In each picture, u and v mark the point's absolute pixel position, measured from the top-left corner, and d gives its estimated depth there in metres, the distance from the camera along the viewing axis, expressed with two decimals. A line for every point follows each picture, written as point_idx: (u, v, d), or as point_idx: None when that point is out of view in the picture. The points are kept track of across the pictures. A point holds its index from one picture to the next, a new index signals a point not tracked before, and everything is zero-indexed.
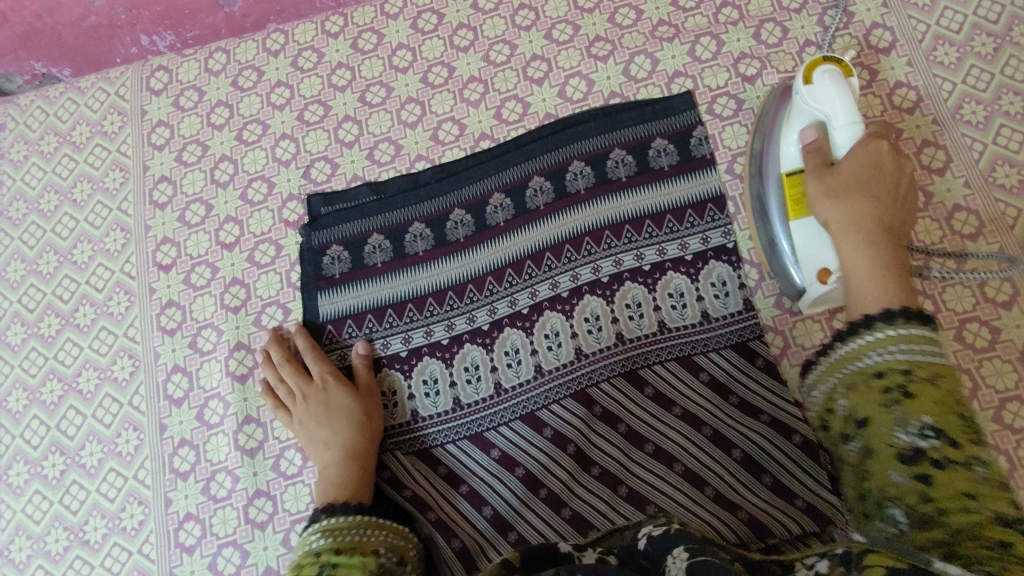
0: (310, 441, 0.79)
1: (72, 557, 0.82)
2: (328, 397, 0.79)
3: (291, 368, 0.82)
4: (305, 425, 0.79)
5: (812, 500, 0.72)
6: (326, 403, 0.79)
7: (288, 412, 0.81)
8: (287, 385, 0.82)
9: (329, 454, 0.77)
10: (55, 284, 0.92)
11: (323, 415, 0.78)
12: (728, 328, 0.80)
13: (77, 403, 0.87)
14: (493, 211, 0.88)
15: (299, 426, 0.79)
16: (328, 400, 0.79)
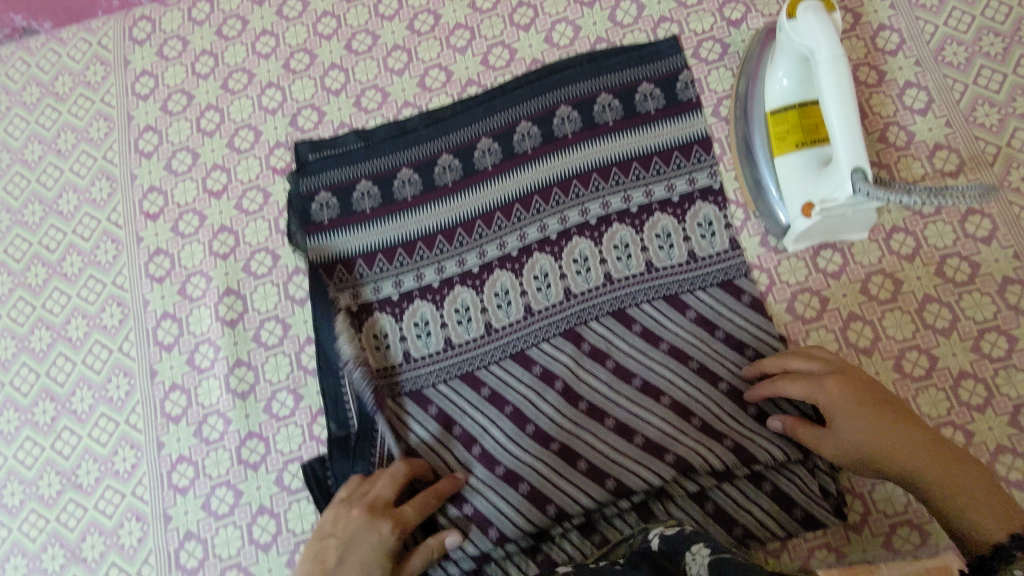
0: (321, 556, 0.66)
1: (65, 501, 0.82)
2: (379, 553, 0.67)
3: (397, 482, 0.71)
4: (337, 545, 0.66)
5: None
6: (372, 556, 0.66)
7: (341, 507, 0.69)
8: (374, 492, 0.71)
9: None
10: (41, 234, 0.92)
11: (355, 553, 0.66)
12: (714, 266, 0.81)
13: (66, 350, 0.87)
14: (481, 156, 0.87)
15: (331, 532, 0.67)
16: (373, 539, 0.67)
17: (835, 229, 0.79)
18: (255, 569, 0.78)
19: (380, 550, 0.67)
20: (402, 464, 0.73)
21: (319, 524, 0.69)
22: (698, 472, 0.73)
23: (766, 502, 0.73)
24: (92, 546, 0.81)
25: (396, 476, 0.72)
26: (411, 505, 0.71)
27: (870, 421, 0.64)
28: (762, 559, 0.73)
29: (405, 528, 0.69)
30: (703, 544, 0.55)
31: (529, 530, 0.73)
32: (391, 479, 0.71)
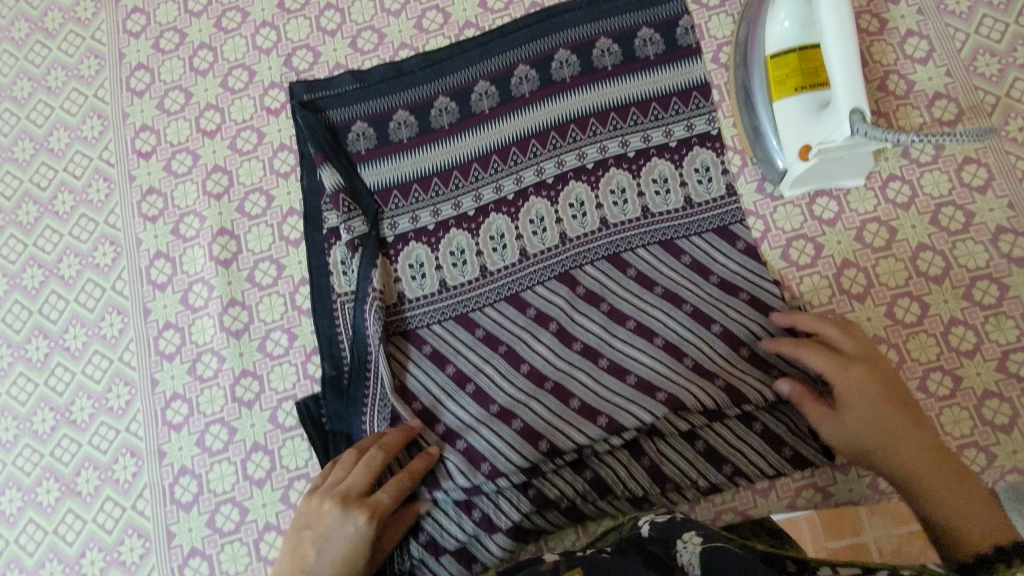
0: (299, 549, 0.67)
1: (59, 436, 0.81)
2: (354, 544, 0.66)
3: (371, 471, 0.70)
4: (311, 539, 0.66)
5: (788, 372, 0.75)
6: (348, 548, 0.66)
7: (316, 498, 0.69)
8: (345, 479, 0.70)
9: None
10: (32, 171, 0.90)
11: (329, 546, 0.66)
12: (711, 212, 0.81)
13: (59, 288, 0.86)
14: (478, 99, 0.87)
15: (307, 525, 0.68)
16: (346, 529, 0.67)
17: (831, 175, 0.79)
18: (250, 504, 0.78)
19: (354, 542, 0.66)
20: (377, 450, 0.71)
21: (297, 514, 0.69)
22: (689, 413, 0.74)
23: (755, 441, 0.74)
24: (87, 481, 0.80)
25: (371, 464, 0.70)
26: (388, 492, 0.70)
27: (884, 404, 0.65)
28: (750, 497, 0.75)
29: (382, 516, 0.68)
30: (696, 531, 0.54)
31: (521, 465, 0.73)
32: (365, 468, 0.70)
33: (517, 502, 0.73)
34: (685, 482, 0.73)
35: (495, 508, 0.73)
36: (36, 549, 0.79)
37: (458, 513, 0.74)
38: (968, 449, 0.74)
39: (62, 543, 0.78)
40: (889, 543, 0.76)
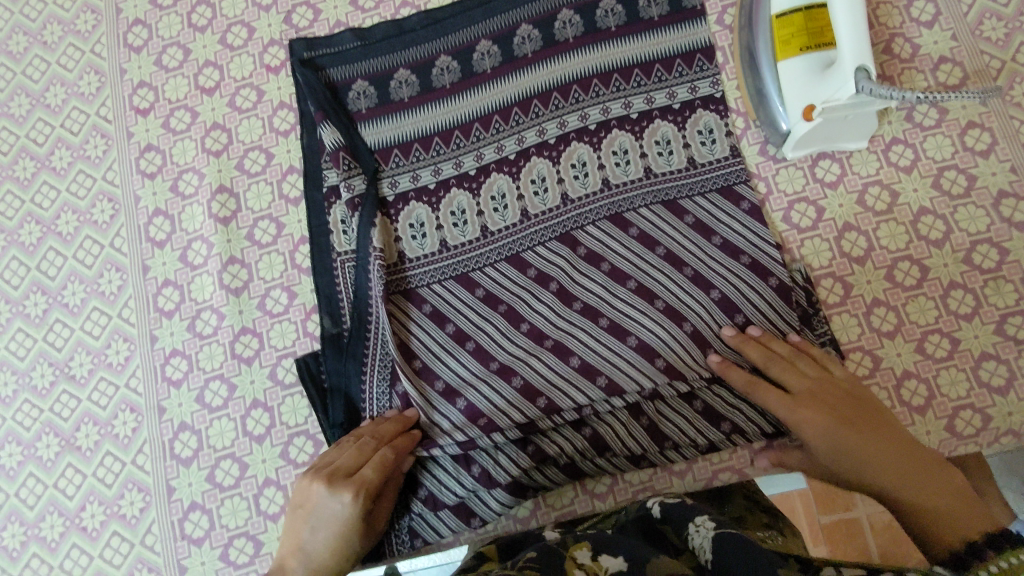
0: (292, 529, 0.66)
1: (59, 391, 0.82)
2: (343, 522, 0.65)
3: (361, 452, 0.69)
4: (302, 519, 0.66)
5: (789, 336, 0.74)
6: (338, 527, 0.65)
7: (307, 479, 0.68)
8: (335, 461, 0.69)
9: (296, 565, 0.64)
10: (29, 127, 0.89)
11: (318, 524, 0.65)
12: (714, 173, 0.80)
13: (56, 245, 0.85)
14: (479, 58, 0.85)
15: (298, 505, 0.67)
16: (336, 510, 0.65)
17: (835, 136, 0.78)
18: (250, 459, 0.78)
19: (343, 520, 0.65)
20: (371, 437, 0.71)
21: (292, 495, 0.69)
22: (688, 374, 0.73)
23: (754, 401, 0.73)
24: (86, 436, 0.80)
25: (363, 447, 0.69)
26: (373, 468, 0.68)
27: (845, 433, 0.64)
28: (746, 456, 0.76)
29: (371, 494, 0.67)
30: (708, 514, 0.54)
31: (520, 422, 0.73)
32: (357, 450, 0.69)
33: (516, 457, 0.73)
34: (684, 441, 0.74)
35: (492, 463, 0.74)
36: (36, 503, 0.79)
37: (457, 468, 0.74)
38: (963, 411, 0.74)
39: (62, 496, 0.79)
40: (880, 520, 0.76)
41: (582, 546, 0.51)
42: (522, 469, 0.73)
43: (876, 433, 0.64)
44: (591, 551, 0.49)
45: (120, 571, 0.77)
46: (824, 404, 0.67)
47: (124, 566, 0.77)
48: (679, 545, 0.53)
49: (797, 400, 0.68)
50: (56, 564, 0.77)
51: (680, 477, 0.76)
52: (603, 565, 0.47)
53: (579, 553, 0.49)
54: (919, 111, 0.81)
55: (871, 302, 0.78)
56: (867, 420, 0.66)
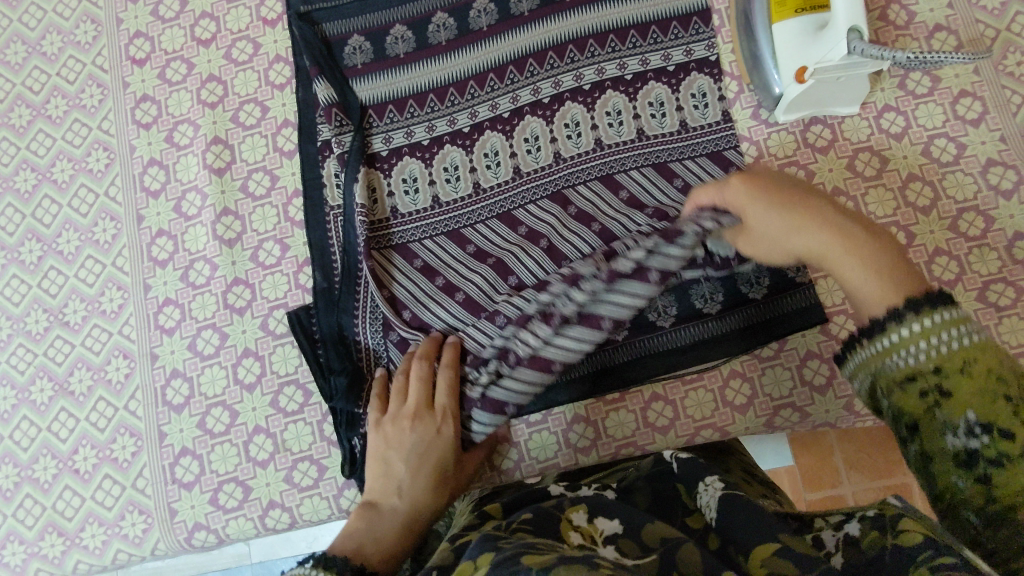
0: (386, 470, 0.69)
1: (53, 337, 0.83)
2: (436, 449, 0.69)
3: (425, 381, 0.71)
4: (395, 455, 0.69)
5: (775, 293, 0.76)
6: (433, 453, 0.69)
7: (387, 424, 0.71)
8: (403, 395, 0.72)
9: (396, 497, 0.67)
10: (25, 75, 0.89)
11: (411, 457, 0.69)
12: (705, 137, 0.81)
13: (52, 193, 0.86)
14: (475, 16, 0.85)
15: (388, 446, 0.70)
16: (428, 439, 0.69)
17: (826, 98, 0.79)
18: (240, 408, 0.79)
19: (437, 447, 0.69)
20: (422, 360, 0.72)
21: (375, 441, 0.71)
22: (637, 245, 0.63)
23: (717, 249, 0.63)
24: (80, 381, 0.81)
25: (421, 376, 0.71)
26: (446, 393, 0.70)
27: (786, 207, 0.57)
28: (728, 414, 0.76)
29: (452, 417, 0.70)
30: (720, 478, 0.56)
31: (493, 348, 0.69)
32: (419, 380, 0.71)
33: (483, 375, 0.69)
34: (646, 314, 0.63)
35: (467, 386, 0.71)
36: (30, 445, 0.81)
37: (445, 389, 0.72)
38: None
39: (55, 440, 0.80)
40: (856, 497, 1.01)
41: (578, 508, 0.54)
42: (489, 380, 0.69)
43: (824, 207, 0.57)
44: (586, 514, 0.53)
45: (112, 513, 0.78)
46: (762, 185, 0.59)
47: (115, 509, 0.78)
48: (686, 508, 0.57)
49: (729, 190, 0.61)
50: (49, 505, 0.79)
51: (662, 432, 0.77)
52: (599, 528, 0.51)
53: (574, 516, 0.53)
54: (912, 79, 0.81)
55: None
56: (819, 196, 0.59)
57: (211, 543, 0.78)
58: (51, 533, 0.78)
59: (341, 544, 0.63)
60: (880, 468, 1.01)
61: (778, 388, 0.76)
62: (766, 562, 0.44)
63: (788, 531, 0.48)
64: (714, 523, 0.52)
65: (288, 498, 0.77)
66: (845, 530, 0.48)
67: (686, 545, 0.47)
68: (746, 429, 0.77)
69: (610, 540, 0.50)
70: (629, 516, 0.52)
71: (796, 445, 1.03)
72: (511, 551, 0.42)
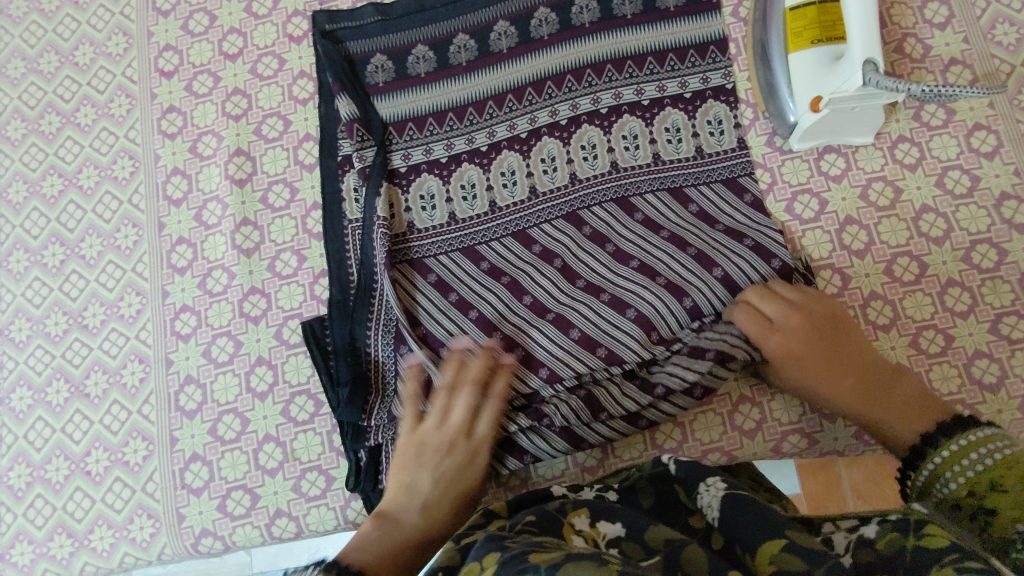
0: (414, 481, 0.69)
1: (71, 339, 0.84)
2: (468, 473, 0.70)
3: (473, 403, 0.72)
4: (426, 470, 0.69)
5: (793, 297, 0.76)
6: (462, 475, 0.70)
7: (423, 436, 0.71)
8: (445, 412, 0.72)
9: (418, 512, 0.67)
10: (56, 84, 0.92)
11: (444, 476, 0.69)
12: (720, 164, 0.81)
13: (77, 198, 0.88)
14: (496, 38, 0.87)
15: (422, 458, 0.70)
16: (462, 462, 0.70)
17: (840, 128, 0.79)
18: (251, 415, 0.80)
19: (468, 472, 0.70)
20: (474, 383, 0.73)
21: (405, 450, 0.71)
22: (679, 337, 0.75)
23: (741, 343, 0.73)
24: (95, 384, 0.83)
25: (472, 398, 0.72)
26: (489, 421, 0.72)
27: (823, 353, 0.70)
28: (736, 438, 0.76)
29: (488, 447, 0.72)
30: (719, 477, 0.57)
31: (523, 391, 0.75)
32: (467, 404, 0.72)
33: (513, 418, 0.75)
34: (681, 396, 0.73)
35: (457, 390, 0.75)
36: (44, 446, 0.82)
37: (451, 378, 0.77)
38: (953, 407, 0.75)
39: (69, 441, 0.81)
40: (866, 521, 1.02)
41: (583, 511, 0.56)
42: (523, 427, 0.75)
43: (848, 359, 0.70)
44: (590, 517, 0.55)
45: (121, 516, 0.79)
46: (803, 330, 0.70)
47: (124, 511, 0.79)
48: (687, 508, 0.59)
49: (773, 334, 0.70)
50: (59, 506, 0.80)
51: (670, 453, 0.77)
52: (602, 532, 0.53)
53: (578, 520, 0.55)
54: (926, 111, 0.82)
55: (868, 294, 0.79)
56: (816, 343, 0.70)
57: (217, 550, 0.78)
58: (60, 533, 0.79)
59: (355, 551, 0.62)
60: (886, 499, 0.99)
61: (786, 413, 0.76)
62: (773, 559, 0.46)
63: (791, 527, 0.49)
64: (717, 522, 0.53)
65: (295, 507, 0.77)
66: (860, 532, 0.50)
67: (691, 544, 0.48)
68: (754, 455, 0.76)
69: (613, 543, 0.52)
70: (631, 520, 0.54)
71: (800, 470, 1.05)
72: (518, 549, 0.44)
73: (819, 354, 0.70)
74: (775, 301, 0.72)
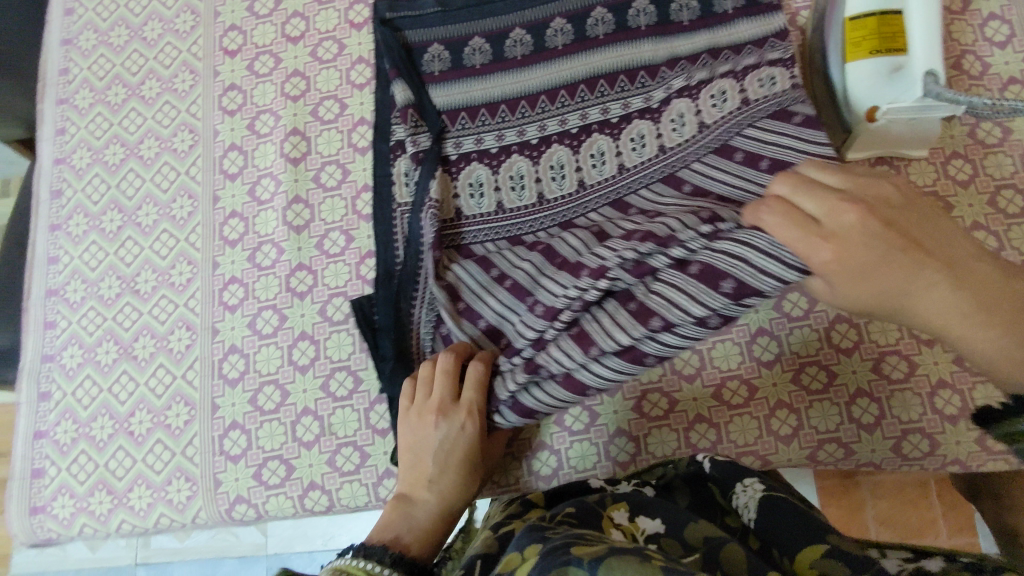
0: (415, 459, 0.73)
1: (123, 303, 0.87)
2: (460, 443, 0.71)
3: (450, 377, 0.72)
4: (421, 448, 0.72)
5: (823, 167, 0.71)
6: (455, 447, 0.72)
7: (414, 415, 0.73)
8: (428, 390, 0.73)
9: (426, 489, 0.71)
10: (124, 57, 0.95)
11: (438, 452, 0.71)
12: (771, 98, 0.76)
13: (137, 167, 0.91)
14: (553, 35, 0.88)
15: (416, 437, 0.73)
16: (450, 435, 0.71)
17: (894, 140, 0.79)
18: (291, 388, 0.82)
19: (460, 441, 0.71)
20: (450, 354, 0.73)
21: (404, 430, 0.74)
22: (681, 237, 0.64)
23: (764, 262, 0.58)
24: (143, 347, 0.85)
25: (448, 371, 0.72)
26: (472, 389, 0.71)
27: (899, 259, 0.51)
28: (771, 443, 0.76)
29: (475, 413, 0.71)
30: (758, 478, 0.58)
31: (529, 338, 0.69)
32: (446, 376, 0.72)
33: (513, 377, 0.70)
34: (679, 313, 0.62)
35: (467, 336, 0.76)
36: (90, 404, 0.84)
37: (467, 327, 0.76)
38: None
39: (115, 401, 0.84)
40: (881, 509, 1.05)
41: (621, 506, 0.57)
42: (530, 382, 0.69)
43: (935, 259, 0.51)
44: (627, 512, 0.56)
45: (160, 477, 0.81)
46: (867, 236, 0.51)
47: (163, 473, 0.81)
48: (724, 508, 0.59)
49: (826, 243, 0.51)
50: (101, 463, 0.82)
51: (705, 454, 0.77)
52: (640, 527, 0.54)
53: (615, 514, 0.56)
54: (982, 128, 0.82)
55: None
56: (886, 244, 0.51)
57: (249, 517, 0.80)
58: (101, 490, 0.81)
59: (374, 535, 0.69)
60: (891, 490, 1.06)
61: (824, 422, 0.76)
62: (813, 564, 0.46)
63: (837, 533, 0.49)
64: (754, 523, 0.53)
65: (328, 481, 0.79)
66: (918, 563, 0.51)
67: (729, 543, 0.49)
68: (788, 461, 0.76)
69: (651, 538, 0.52)
70: (669, 516, 0.54)
71: (821, 493, 1.06)
72: (559, 540, 0.45)
73: (894, 262, 0.51)
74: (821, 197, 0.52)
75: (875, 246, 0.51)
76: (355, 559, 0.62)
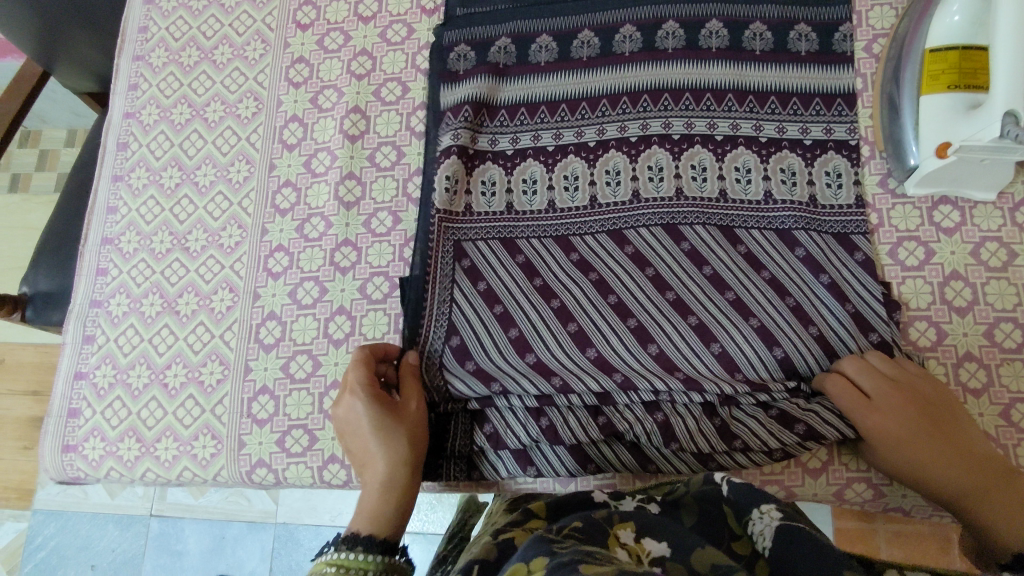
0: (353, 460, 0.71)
1: (172, 259, 0.89)
2: (359, 420, 0.69)
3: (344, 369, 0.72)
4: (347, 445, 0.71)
5: (886, 338, 0.74)
6: (360, 423, 0.69)
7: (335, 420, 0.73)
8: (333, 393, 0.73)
9: (365, 478, 0.68)
10: (201, 21, 0.98)
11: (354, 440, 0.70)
12: (836, 217, 0.80)
13: (200, 129, 0.93)
14: (621, 40, 0.88)
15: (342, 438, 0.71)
16: (352, 417, 0.69)
17: (963, 180, 0.77)
18: (323, 359, 0.83)
19: (361, 416, 0.69)
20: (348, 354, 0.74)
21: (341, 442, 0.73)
22: (769, 387, 0.73)
23: (832, 418, 0.71)
24: (186, 304, 0.87)
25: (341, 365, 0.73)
26: (355, 368, 0.71)
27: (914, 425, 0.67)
28: (798, 475, 0.74)
29: (361, 390, 0.70)
30: (773, 504, 0.55)
31: (595, 390, 0.74)
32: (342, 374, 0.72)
33: (566, 415, 0.74)
34: (757, 444, 0.72)
35: (500, 358, 0.77)
36: (130, 351, 0.87)
37: (499, 333, 0.78)
38: None
39: (154, 352, 0.86)
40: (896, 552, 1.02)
41: (627, 525, 0.55)
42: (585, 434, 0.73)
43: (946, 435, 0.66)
44: (634, 533, 0.54)
45: (187, 431, 0.83)
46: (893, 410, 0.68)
47: (191, 427, 0.83)
48: (732, 531, 0.57)
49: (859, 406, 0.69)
50: (134, 411, 0.84)
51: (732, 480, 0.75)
52: (646, 548, 0.52)
53: (622, 533, 0.54)
54: None
55: (962, 354, 0.75)
56: (918, 427, 0.67)
57: (268, 482, 0.81)
58: (130, 437, 0.83)
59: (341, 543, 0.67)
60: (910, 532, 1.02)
61: (855, 460, 0.74)
62: None
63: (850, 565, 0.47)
64: (766, 551, 0.52)
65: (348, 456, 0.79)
66: None
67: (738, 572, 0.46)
68: (813, 496, 0.75)
69: (656, 561, 0.50)
70: (677, 539, 0.52)
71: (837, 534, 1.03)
72: (567, 558, 0.44)
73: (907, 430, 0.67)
74: (865, 372, 0.70)
75: (894, 411, 0.68)
76: (341, 552, 0.60)
